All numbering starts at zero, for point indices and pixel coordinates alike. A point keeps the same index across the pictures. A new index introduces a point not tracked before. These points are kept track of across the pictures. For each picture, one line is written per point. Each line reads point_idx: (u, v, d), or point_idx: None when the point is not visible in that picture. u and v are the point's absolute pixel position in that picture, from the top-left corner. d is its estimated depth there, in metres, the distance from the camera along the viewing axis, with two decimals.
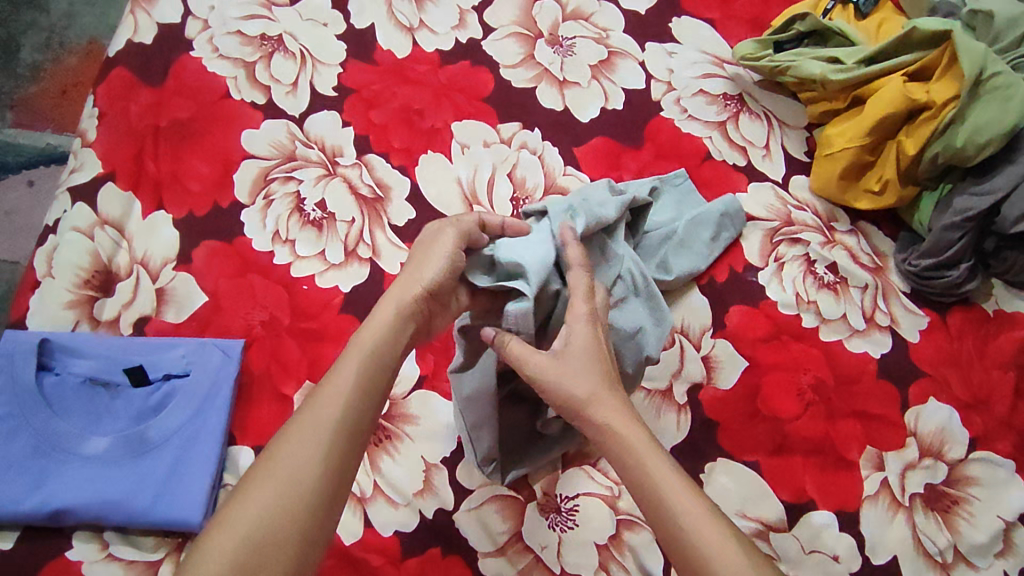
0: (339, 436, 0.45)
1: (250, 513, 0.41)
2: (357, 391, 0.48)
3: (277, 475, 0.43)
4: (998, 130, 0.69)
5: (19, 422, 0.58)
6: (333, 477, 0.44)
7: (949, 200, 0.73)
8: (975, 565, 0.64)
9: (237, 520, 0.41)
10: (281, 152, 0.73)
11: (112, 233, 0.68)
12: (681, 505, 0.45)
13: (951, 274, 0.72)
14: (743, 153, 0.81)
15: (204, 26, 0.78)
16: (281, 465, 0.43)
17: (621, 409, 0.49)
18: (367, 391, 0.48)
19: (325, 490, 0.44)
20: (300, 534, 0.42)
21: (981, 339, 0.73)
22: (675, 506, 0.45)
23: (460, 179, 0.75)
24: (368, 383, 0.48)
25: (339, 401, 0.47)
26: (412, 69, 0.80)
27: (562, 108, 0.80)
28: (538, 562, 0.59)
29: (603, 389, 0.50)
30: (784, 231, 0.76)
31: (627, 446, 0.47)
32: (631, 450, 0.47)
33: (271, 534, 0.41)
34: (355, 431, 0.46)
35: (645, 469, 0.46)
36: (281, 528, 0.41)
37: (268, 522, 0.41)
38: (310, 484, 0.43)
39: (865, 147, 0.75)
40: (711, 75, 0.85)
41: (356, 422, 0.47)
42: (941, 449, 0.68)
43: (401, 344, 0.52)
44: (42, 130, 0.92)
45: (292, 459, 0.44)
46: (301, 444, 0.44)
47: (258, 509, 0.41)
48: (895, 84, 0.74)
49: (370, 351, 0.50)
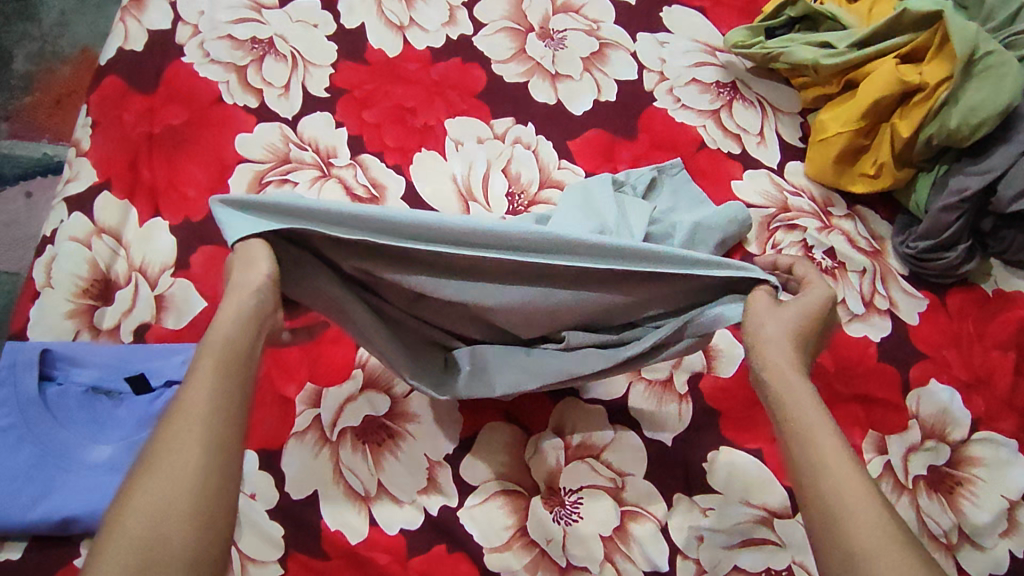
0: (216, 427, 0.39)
1: (139, 525, 0.35)
2: (217, 400, 0.40)
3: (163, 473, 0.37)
4: (992, 109, 0.68)
5: (21, 433, 0.58)
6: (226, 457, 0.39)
7: (945, 181, 0.73)
8: (980, 545, 0.63)
9: (122, 532, 0.35)
10: (275, 155, 0.73)
11: (110, 241, 0.68)
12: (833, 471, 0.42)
13: (949, 255, 0.72)
14: (737, 140, 0.81)
15: (194, 32, 0.78)
16: (165, 461, 0.37)
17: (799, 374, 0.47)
18: (234, 393, 0.41)
19: (216, 483, 0.38)
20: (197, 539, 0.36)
21: (981, 320, 0.73)
22: (837, 487, 0.41)
23: (455, 176, 0.75)
24: (235, 371, 0.42)
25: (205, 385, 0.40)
26: (403, 67, 0.80)
27: (555, 101, 0.80)
28: (543, 556, 0.59)
29: (789, 352, 0.48)
30: (781, 218, 0.77)
31: (793, 407, 0.46)
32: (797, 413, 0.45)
33: (159, 547, 0.35)
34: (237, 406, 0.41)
35: (806, 423, 0.45)
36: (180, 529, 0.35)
37: (157, 532, 0.35)
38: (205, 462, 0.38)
39: (859, 131, 0.75)
40: (702, 64, 0.85)
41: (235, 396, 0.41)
42: (943, 430, 0.68)
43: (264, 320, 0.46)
44: (39, 140, 0.93)
45: (168, 461, 0.37)
46: (173, 447, 0.38)
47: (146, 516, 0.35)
48: (887, 67, 0.74)
49: (220, 339, 0.43)
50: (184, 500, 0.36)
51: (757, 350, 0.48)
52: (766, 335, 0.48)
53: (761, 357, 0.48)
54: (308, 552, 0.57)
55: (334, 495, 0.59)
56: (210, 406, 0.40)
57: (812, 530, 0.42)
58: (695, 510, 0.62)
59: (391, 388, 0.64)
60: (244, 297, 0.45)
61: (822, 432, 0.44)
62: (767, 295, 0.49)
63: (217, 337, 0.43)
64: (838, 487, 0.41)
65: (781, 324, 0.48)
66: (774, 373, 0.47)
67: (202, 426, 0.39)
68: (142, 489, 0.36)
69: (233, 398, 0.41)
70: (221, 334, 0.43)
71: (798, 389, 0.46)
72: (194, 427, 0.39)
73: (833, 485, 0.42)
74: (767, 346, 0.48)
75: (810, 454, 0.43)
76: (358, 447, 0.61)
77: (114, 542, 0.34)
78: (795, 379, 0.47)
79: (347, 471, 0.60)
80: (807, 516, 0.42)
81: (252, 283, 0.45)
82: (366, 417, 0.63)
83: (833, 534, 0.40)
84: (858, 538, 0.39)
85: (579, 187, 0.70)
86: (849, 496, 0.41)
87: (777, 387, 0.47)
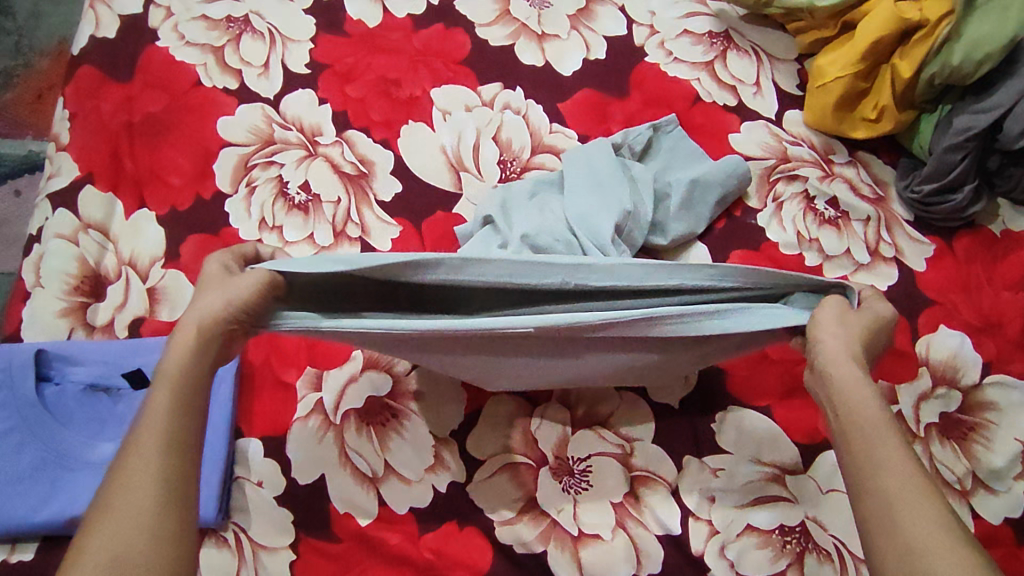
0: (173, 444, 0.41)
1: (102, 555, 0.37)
2: (172, 426, 0.41)
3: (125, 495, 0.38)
4: (997, 43, 0.66)
5: (22, 436, 0.58)
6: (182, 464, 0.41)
7: (949, 121, 0.71)
8: (995, 489, 0.63)
9: (93, 553, 0.37)
10: (258, 136, 0.72)
11: (97, 236, 0.67)
12: (897, 485, 0.41)
13: (955, 197, 0.70)
14: (733, 92, 0.78)
15: (167, 14, 0.76)
16: (132, 477, 0.39)
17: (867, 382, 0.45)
18: (189, 419, 0.42)
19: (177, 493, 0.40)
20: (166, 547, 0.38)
21: (989, 262, 0.71)
22: (902, 501, 0.40)
23: (444, 147, 0.73)
24: (191, 402, 0.43)
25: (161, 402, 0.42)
26: (385, 37, 0.77)
27: (543, 63, 0.78)
28: (554, 526, 0.59)
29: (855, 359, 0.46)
30: (781, 169, 0.74)
31: (859, 415, 0.44)
32: (864, 420, 0.44)
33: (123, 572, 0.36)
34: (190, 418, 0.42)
35: (872, 433, 0.43)
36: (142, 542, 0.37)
37: (122, 554, 0.37)
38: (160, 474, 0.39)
39: (858, 75, 0.73)
40: (694, 14, 0.82)
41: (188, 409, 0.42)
42: (954, 376, 0.67)
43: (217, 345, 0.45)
44: (23, 137, 0.91)
45: (132, 480, 0.39)
46: (133, 477, 0.39)
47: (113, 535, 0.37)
48: (886, 4, 0.71)
49: (176, 372, 0.43)
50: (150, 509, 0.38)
51: (823, 354, 0.47)
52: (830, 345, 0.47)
53: (828, 363, 0.46)
54: (319, 535, 0.57)
55: (342, 478, 0.59)
56: (170, 416, 0.41)
57: (871, 542, 0.40)
58: (705, 471, 0.61)
59: (392, 367, 0.63)
60: (200, 328, 0.44)
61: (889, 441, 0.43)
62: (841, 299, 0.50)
63: (176, 369, 0.43)
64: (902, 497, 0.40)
65: (843, 333, 0.47)
66: (840, 376, 0.46)
67: (161, 454, 0.40)
68: (109, 515, 0.38)
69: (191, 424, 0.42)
70: (176, 364, 0.43)
71: (863, 392, 0.45)
72: (154, 448, 0.40)
73: (897, 497, 0.40)
74: (830, 346, 0.47)
75: (876, 469, 0.42)
76: (363, 429, 0.61)
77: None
78: (858, 379, 0.45)
79: (353, 453, 0.60)
80: (866, 528, 0.41)
81: (216, 306, 0.45)
82: (369, 399, 0.62)
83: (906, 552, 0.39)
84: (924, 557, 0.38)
85: (579, 156, 0.69)
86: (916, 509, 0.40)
87: (839, 385, 0.46)
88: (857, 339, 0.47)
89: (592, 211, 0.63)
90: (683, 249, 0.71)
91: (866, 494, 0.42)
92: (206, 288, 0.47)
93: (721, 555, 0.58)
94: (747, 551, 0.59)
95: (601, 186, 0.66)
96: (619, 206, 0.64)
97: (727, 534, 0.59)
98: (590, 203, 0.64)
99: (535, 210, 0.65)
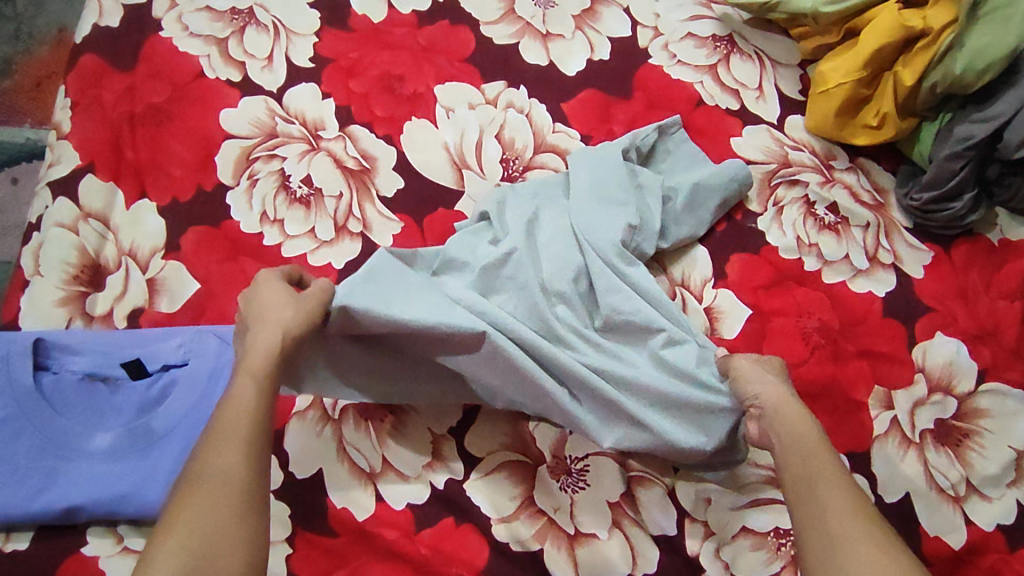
0: (256, 435, 0.44)
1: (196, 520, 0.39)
2: (257, 411, 0.45)
3: (209, 475, 0.41)
4: (999, 53, 0.67)
5: (20, 424, 0.57)
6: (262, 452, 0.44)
7: (950, 129, 0.71)
8: (988, 496, 0.63)
9: (181, 524, 0.39)
10: (261, 129, 0.71)
11: (97, 226, 0.67)
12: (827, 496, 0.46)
13: (954, 206, 0.70)
14: (736, 96, 0.78)
15: (171, 4, 0.76)
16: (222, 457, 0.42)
17: (808, 421, 0.52)
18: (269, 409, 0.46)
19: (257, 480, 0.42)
20: (245, 525, 0.40)
21: (986, 270, 0.72)
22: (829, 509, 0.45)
23: (447, 144, 0.73)
24: (268, 395, 0.46)
25: (249, 392, 0.46)
26: (389, 33, 0.77)
27: (547, 63, 0.78)
28: (551, 525, 0.59)
29: (795, 406, 0.53)
30: (782, 173, 0.75)
31: (798, 444, 0.50)
32: (809, 449, 0.49)
33: (218, 536, 0.39)
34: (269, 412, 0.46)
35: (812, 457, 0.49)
36: (230, 517, 0.40)
37: (212, 526, 0.39)
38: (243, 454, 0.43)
39: (861, 81, 0.73)
40: (699, 17, 0.82)
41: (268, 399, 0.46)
42: (950, 383, 0.67)
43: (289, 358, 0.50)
44: (21, 125, 0.90)
45: (224, 455, 0.42)
46: (222, 455, 0.42)
47: (200, 510, 0.40)
48: (890, 12, 0.72)
49: (258, 365, 0.48)
50: (236, 488, 0.41)
51: (764, 401, 0.54)
52: (770, 394, 0.54)
53: (773, 411, 0.53)
54: (316, 530, 0.57)
55: (339, 473, 0.59)
56: (255, 402, 0.46)
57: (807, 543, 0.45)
58: (702, 472, 0.62)
59: None
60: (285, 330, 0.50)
61: (823, 452, 0.49)
62: (746, 360, 0.58)
63: (258, 362, 0.48)
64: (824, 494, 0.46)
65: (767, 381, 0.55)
66: (785, 413, 0.52)
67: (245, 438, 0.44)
68: (198, 489, 0.41)
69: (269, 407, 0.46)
70: (260, 360, 0.48)
71: (802, 426, 0.51)
72: (242, 430, 0.44)
73: (826, 505, 0.46)
74: (769, 392, 0.54)
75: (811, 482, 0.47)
76: (360, 424, 0.61)
77: (171, 542, 0.38)
78: (804, 419, 0.51)
79: (349, 448, 0.60)
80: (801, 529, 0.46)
81: (286, 317, 0.51)
82: None
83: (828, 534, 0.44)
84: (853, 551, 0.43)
85: (587, 160, 0.69)
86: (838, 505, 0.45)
87: (786, 423, 0.52)
88: (779, 390, 0.54)
89: (595, 225, 0.64)
90: (683, 251, 0.71)
91: (802, 499, 0.47)
92: (270, 300, 0.52)
93: (716, 557, 0.59)
94: (742, 552, 0.59)
95: (599, 194, 0.66)
96: (621, 219, 0.65)
97: (722, 535, 0.59)
98: (594, 215, 0.64)
99: (529, 214, 0.65)
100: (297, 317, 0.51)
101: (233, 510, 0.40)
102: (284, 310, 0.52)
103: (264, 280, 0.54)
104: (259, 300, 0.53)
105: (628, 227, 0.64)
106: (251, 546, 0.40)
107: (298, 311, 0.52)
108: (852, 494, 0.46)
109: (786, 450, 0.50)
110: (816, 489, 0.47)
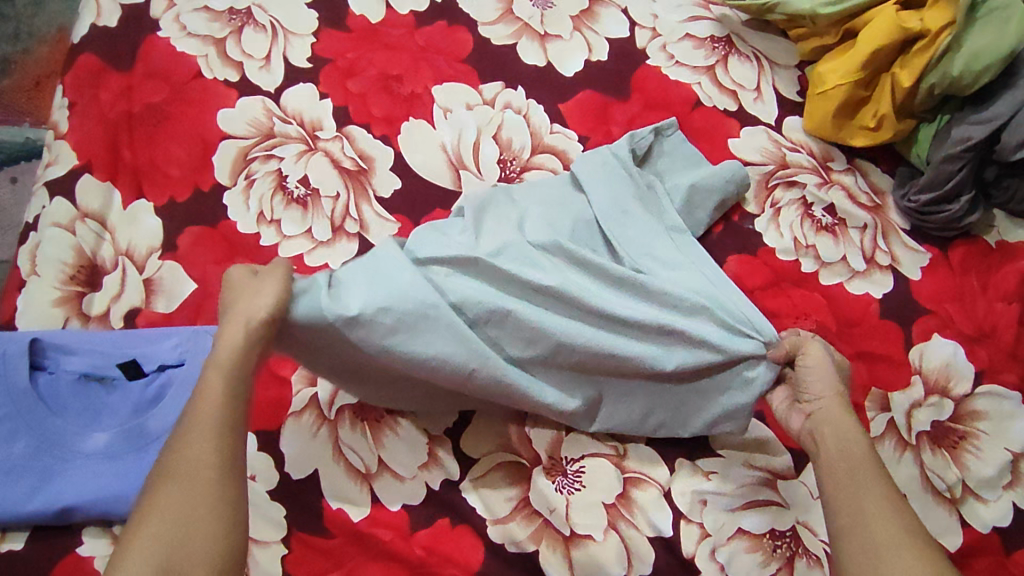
0: (225, 430, 0.43)
1: (165, 520, 0.39)
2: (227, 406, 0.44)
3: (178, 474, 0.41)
4: (996, 54, 0.67)
5: (16, 424, 0.57)
6: (232, 447, 0.43)
7: (948, 131, 0.71)
8: (984, 498, 0.63)
9: (150, 525, 0.39)
10: (258, 129, 0.71)
11: (94, 226, 0.67)
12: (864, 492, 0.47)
13: (951, 207, 0.70)
14: (734, 97, 0.78)
15: (169, 4, 0.76)
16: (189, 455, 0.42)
17: (848, 418, 0.53)
18: (240, 402, 0.45)
19: (228, 477, 0.42)
20: (216, 522, 0.40)
21: (984, 273, 0.72)
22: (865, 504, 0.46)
23: (444, 145, 0.73)
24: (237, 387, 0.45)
25: (217, 385, 0.45)
26: (387, 34, 0.77)
27: (545, 64, 0.78)
28: (546, 526, 0.59)
29: (840, 403, 0.54)
30: (779, 175, 0.75)
31: (839, 440, 0.51)
32: (848, 447, 0.50)
33: (185, 537, 0.39)
34: (239, 404, 0.45)
35: (849, 453, 0.50)
36: (198, 516, 0.40)
37: (179, 527, 0.39)
38: (212, 450, 0.42)
39: (858, 83, 0.73)
40: (697, 18, 0.82)
41: (238, 391, 0.45)
42: (947, 385, 0.67)
43: (258, 351, 0.48)
44: (20, 124, 0.90)
45: (192, 451, 0.42)
46: (189, 453, 0.42)
47: (168, 511, 0.39)
48: (887, 14, 0.71)
49: (227, 359, 0.46)
50: (205, 486, 0.41)
51: (823, 402, 0.54)
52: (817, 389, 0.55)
53: (818, 410, 0.54)
54: (312, 531, 0.57)
55: (335, 474, 0.59)
56: (224, 396, 0.44)
57: (838, 534, 0.46)
58: (698, 474, 0.62)
59: None
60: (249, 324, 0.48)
61: (861, 448, 0.50)
62: (815, 348, 0.57)
63: (224, 358, 0.46)
64: (859, 490, 0.47)
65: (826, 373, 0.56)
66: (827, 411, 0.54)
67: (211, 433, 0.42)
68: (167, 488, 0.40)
69: (240, 400, 0.45)
70: (227, 355, 0.46)
71: (844, 423, 0.52)
72: (208, 426, 0.43)
73: (861, 500, 0.47)
74: (819, 389, 0.55)
75: (847, 477, 0.49)
76: (356, 424, 0.61)
77: (139, 543, 0.38)
78: (845, 417, 0.53)
79: (345, 448, 0.60)
80: (835, 521, 0.47)
81: (260, 309, 0.49)
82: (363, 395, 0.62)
83: (858, 528, 0.45)
84: (884, 544, 0.44)
85: (590, 164, 0.66)
86: (879, 512, 0.46)
87: (828, 422, 0.53)
88: (839, 391, 0.55)
89: (610, 214, 0.64)
90: None
91: (838, 493, 0.48)
92: (245, 292, 0.50)
93: (711, 558, 0.59)
94: (738, 554, 0.59)
95: (615, 195, 0.65)
96: (623, 206, 0.64)
97: (718, 537, 0.59)
98: (609, 204, 0.64)
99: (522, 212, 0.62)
100: (274, 303, 0.49)
101: (202, 508, 0.40)
102: (257, 302, 0.49)
103: (234, 284, 0.52)
104: (235, 296, 0.50)
105: (650, 226, 0.63)
106: (223, 544, 0.40)
107: (268, 299, 0.49)
108: (885, 491, 0.47)
109: (826, 447, 0.51)
110: (852, 485, 0.48)
